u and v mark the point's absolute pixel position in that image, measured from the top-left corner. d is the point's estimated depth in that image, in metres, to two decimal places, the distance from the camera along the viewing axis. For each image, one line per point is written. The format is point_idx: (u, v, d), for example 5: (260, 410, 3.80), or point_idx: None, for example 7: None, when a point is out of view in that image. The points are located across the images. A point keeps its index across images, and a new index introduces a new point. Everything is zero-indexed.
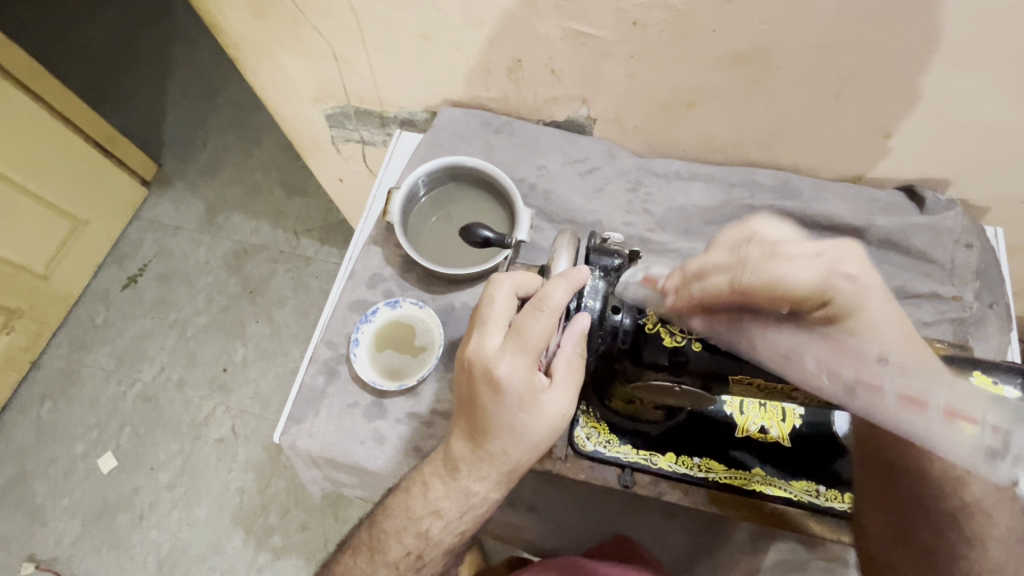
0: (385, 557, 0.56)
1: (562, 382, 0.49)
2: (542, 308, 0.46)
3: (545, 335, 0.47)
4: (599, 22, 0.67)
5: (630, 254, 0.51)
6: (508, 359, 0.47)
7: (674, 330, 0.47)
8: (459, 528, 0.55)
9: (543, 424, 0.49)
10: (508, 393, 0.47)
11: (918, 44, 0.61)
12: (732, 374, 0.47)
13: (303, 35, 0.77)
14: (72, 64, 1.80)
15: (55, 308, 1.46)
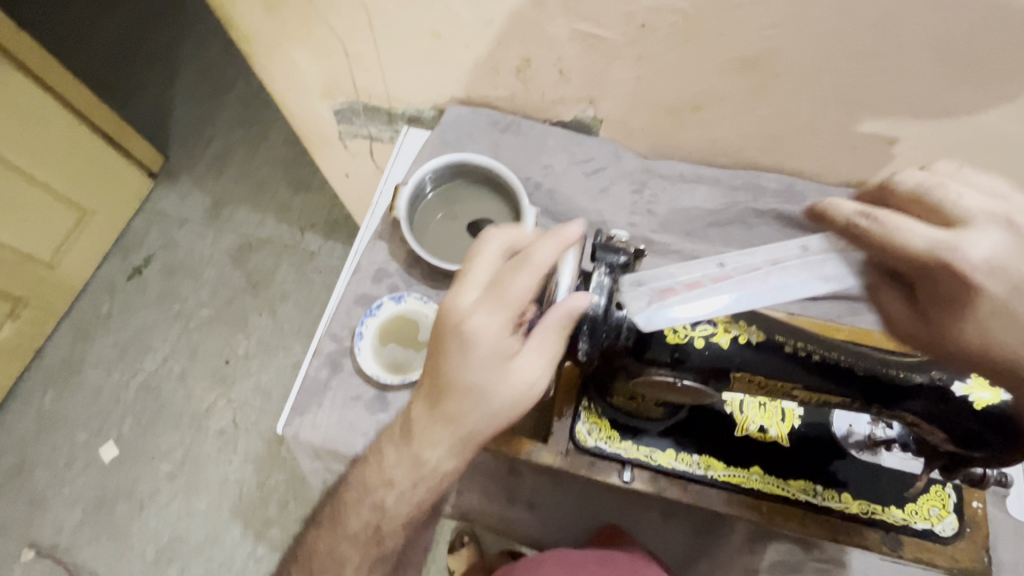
0: (345, 530, 0.59)
1: (533, 348, 0.48)
2: (525, 266, 0.46)
3: (524, 295, 0.47)
4: (608, 24, 0.67)
5: (635, 250, 0.50)
6: (482, 313, 0.47)
7: (677, 326, 0.48)
8: (413, 501, 0.55)
9: (506, 388, 0.48)
10: (476, 350, 0.47)
11: (925, 52, 0.62)
12: (731, 370, 0.49)
13: (313, 31, 0.78)
14: (82, 57, 1.81)
15: (60, 297, 1.47)
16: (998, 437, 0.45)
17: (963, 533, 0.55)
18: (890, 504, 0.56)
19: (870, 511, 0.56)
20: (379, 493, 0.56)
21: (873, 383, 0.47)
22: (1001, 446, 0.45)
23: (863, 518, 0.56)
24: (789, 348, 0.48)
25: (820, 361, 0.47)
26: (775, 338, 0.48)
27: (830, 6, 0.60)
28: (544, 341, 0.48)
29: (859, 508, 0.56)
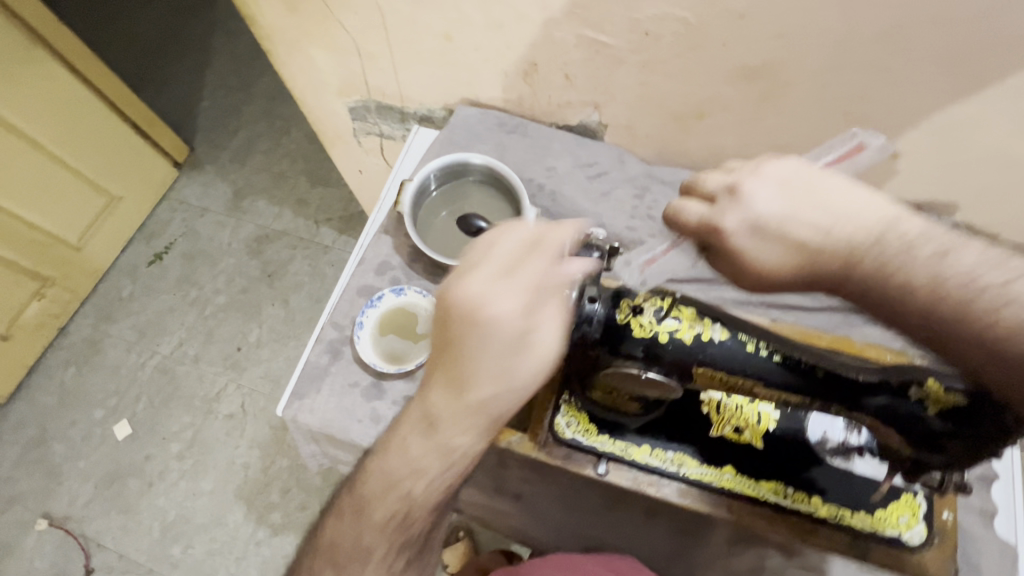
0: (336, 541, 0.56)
1: (552, 329, 0.48)
2: (547, 252, 0.47)
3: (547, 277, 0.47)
4: (613, 30, 0.69)
5: (610, 248, 0.51)
6: (508, 297, 0.45)
7: (644, 321, 0.50)
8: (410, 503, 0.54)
9: (530, 368, 0.48)
10: (504, 332, 0.45)
11: (925, 67, 0.63)
12: (698, 367, 0.50)
13: (331, 31, 0.81)
14: (118, 49, 1.89)
15: (85, 279, 1.53)
16: (953, 440, 0.44)
17: (934, 542, 0.56)
18: (860, 510, 0.56)
19: (838, 516, 0.56)
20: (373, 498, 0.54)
21: (834, 385, 0.47)
22: (958, 450, 0.44)
23: (831, 521, 0.56)
24: (752, 347, 0.49)
25: (782, 361, 0.48)
26: (738, 337, 0.49)
27: (829, 20, 0.61)
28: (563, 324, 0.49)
29: (828, 513, 0.57)
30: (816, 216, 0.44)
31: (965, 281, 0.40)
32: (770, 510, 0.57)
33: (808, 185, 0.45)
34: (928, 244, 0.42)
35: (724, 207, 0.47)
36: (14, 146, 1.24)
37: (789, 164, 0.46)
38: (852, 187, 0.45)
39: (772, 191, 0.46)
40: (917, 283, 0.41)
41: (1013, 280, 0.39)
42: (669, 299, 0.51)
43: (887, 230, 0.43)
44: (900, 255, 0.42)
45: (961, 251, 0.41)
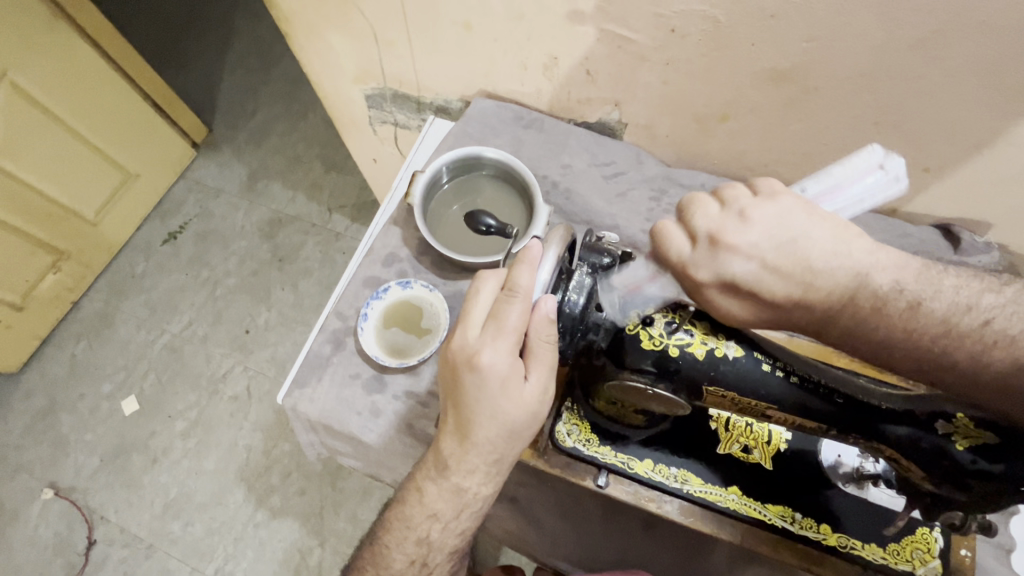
0: (389, 571, 0.56)
1: (540, 368, 0.48)
2: (519, 296, 0.45)
3: (524, 320, 0.46)
4: (638, 26, 0.67)
5: (621, 253, 0.49)
6: (491, 345, 0.46)
7: (653, 333, 0.48)
8: (460, 527, 0.55)
9: (523, 409, 0.48)
10: (492, 382, 0.46)
11: (965, 77, 0.60)
12: (707, 384, 0.48)
13: (350, 16, 0.79)
14: (141, 27, 1.89)
15: (100, 254, 1.54)
16: (978, 481, 0.41)
17: None
18: (872, 543, 0.54)
19: (848, 546, 0.54)
20: (423, 526, 0.55)
21: (852, 412, 0.45)
22: (982, 490, 0.41)
23: (840, 552, 0.54)
24: (768, 367, 0.46)
25: (798, 383, 0.46)
26: (754, 355, 0.47)
27: (866, 24, 0.58)
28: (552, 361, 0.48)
29: (837, 542, 0.54)
30: (796, 274, 0.44)
31: (943, 330, 0.42)
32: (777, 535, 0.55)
33: (791, 236, 0.44)
34: (903, 297, 0.43)
35: (700, 257, 0.46)
36: (34, 119, 1.25)
37: (778, 207, 0.44)
38: (838, 236, 0.44)
39: (753, 247, 0.44)
40: (897, 336, 0.43)
41: (991, 320, 0.42)
42: (682, 311, 0.49)
43: (864, 285, 0.43)
44: (877, 314, 0.43)
45: (934, 299, 0.43)
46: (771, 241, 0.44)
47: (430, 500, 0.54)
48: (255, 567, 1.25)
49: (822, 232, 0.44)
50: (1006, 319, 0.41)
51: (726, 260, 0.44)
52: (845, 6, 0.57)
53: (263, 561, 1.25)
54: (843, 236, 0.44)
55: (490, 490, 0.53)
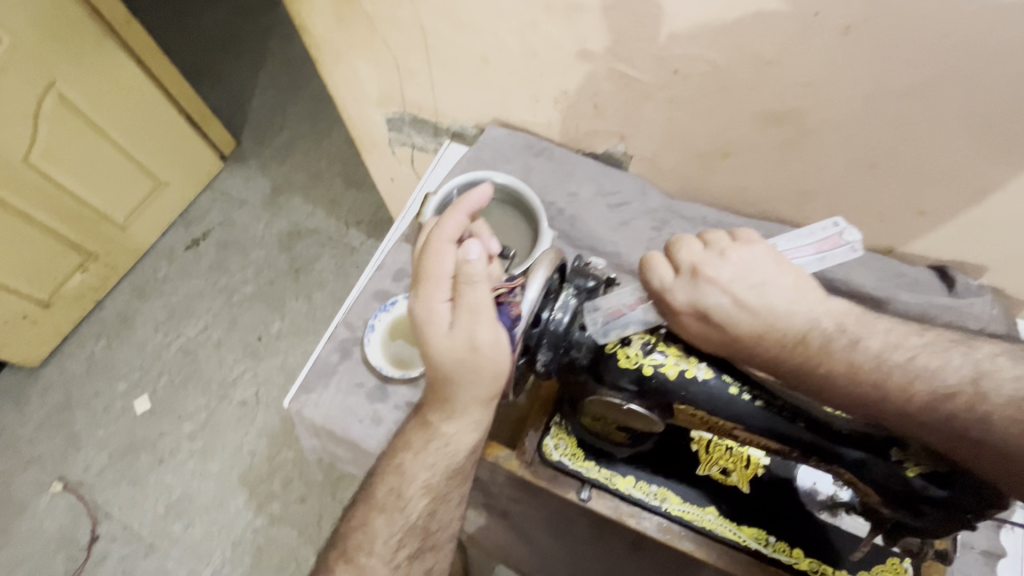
0: (374, 501, 0.57)
1: (462, 314, 0.46)
2: (435, 241, 0.47)
3: (441, 264, 0.46)
4: (643, 66, 0.71)
5: (606, 278, 0.53)
6: (416, 290, 0.48)
7: (630, 352, 0.50)
8: (430, 462, 0.55)
9: (450, 356, 0.47)
10: (421, 325, 0.48)
11: (954, 125, 0.63)
12: (678, 404, 0.50)
13: (375, 45, 0.85)
14: (181, 45, 2.01)
15: (126, 257, 1.61)
16: (931, 508, 0.44)
17: None
18: (842, 568, 0.55)
19: (819, 571, 0.55)
20: (400, 455, 0.57)
21: (815, 437, 0.47)
22: (935, 516, 0.44)
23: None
24: (736, 390, 0.49)
25: (765, 407, 0.48)
26: (723, 377, 0.49)
27: (858, 73, 0.61)
28: (477, 306, 0.45)
29: (809, 566, 0.56)
30: (759, 311, 0.48)
31: (877, 365, 0.45)
32: (751, 557, 0.56)
33: (759, 278, 0.50)
34: (843, 335, 0.47)
35: (682, 286, 0.50)
36: (75, 125, 1.33)
37: (754, 252, 0.51)
38: (794, 285, 0.50)
39: (729, 284, 0.49)
40: (838, 372, 0.46)
41: (915, 356, 0.45)
42: (657, 333, 0.52)
43: (812, 327, 0.48)
44: (823, 350, 0.47)
45: (869, 338, 0.47)
46: (745, 278, 0.50)
47: (406, 433, 0.57)
48: (251, 571, 1.26)
49: (784, 279, 0.50)
50: (927, 355, 0.45)
51: (705, 288, 0.49)
52: (837, 55, 0.60)
53: (259, 566, 1.27)
54: (799, 286, 0.50)
55: (456, 428, 0.53)
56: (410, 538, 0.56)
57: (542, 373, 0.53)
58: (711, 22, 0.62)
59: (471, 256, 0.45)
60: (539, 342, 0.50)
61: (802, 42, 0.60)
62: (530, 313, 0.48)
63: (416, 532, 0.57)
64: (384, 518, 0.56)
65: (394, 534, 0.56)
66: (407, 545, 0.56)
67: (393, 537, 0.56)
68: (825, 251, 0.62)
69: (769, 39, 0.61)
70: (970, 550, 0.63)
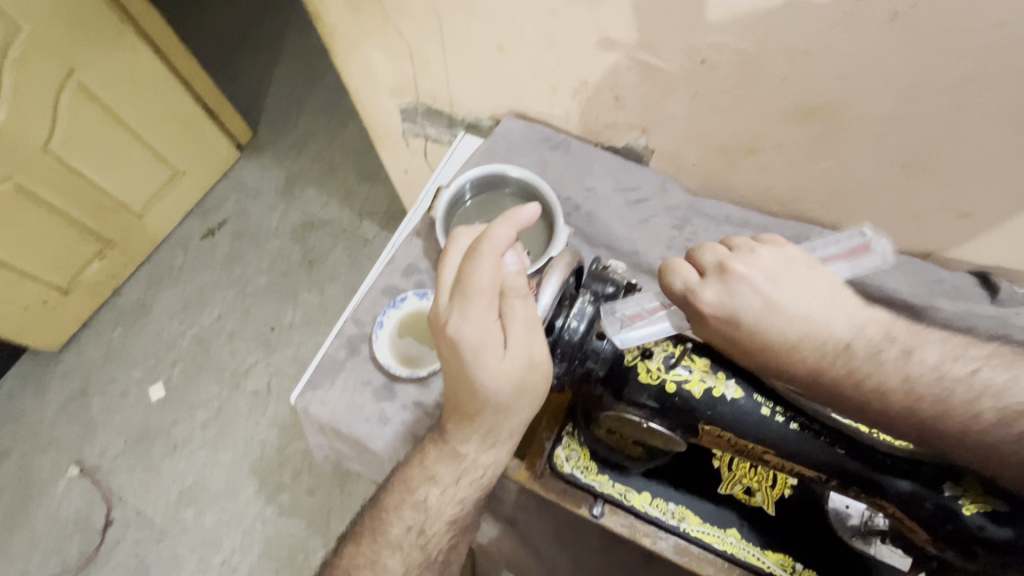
0: (386, 538, 0.55)
1: (518, 330, 0.43)
2: (486, 252, 0.43)
3: (492, 277, 0.43)
4: (668, 55, 0.67)
5: (626, 283, 0.49)
6: (459, 311, 0.43)
7: (652, 365, 0.47)
8: (460, 496, 0.53)
9: (505, 379, 0.44)
10: (466, 349, 0.43)
11: (1006, 123, 0.58)
12: (702, 423, 0.47)
13: (388, 33, 0.83)
14: (200, 35, 2.01)
15: (143, 245, 1.62)
16: (984, 548, 0.41)
17: None
18: None
19: None
20: (421, 489, 0.54)
21: (854, 465, 0.44)
22: (987, 559, 0.41)
23: None
24: (767, 410, 0.46)
25: (799, 429, 0.45)
26: (754, 397, 0.46)
27: (902, 64, 0.57)
28: (530, 320, 0.44)
29: None
30: (796, 314, 0.44)
31: (937, 379, 0.42)
32: None
33: (793, 281, 0.45)
34: (893, 345, 0.43)
35: (710, 284, 0.45)
36: (94, 115, 1.33)
37: (786, 254, 0.46)
38: (831, 288, 0.46)
39: (761, 285, 0.45)
40: (892, 385, 0.42)
41: (979, 369, 0.42)
42: (681, 346, 0.48)
43: (856, 335, 0.44)
44: (870, 362, 0.43)
45: (923, 348, 0.43)
46: (778, 281, 0.45)
47: (431, 463, 0.54)
48: (260, 562, 1.26)
49: (818, 285, 0.45)
50: (993, 368, 0.41)
51: (733, 286, 0.44)
52: (880, 45, 0.56)
53: (269, 556, 1.27)
54: (835, 292, 0.45)
55: (493, 459, 0.52)
56: None
57: (555, 385, 0.50)
58: (746, 9, 0.58)
59: (511, 269, 0.45)
60: (552, 353, 0.46)
61: (842, 31, 0.56)
62: (544, 319, 0.45)
63: (434, 566, 0.57)
64: (400, 557, 0.54)
65: (411, 572, 0.54)
66: None
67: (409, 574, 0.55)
68: (855, 258, 0.53)
69: (807, 27, 0.57)
70: None
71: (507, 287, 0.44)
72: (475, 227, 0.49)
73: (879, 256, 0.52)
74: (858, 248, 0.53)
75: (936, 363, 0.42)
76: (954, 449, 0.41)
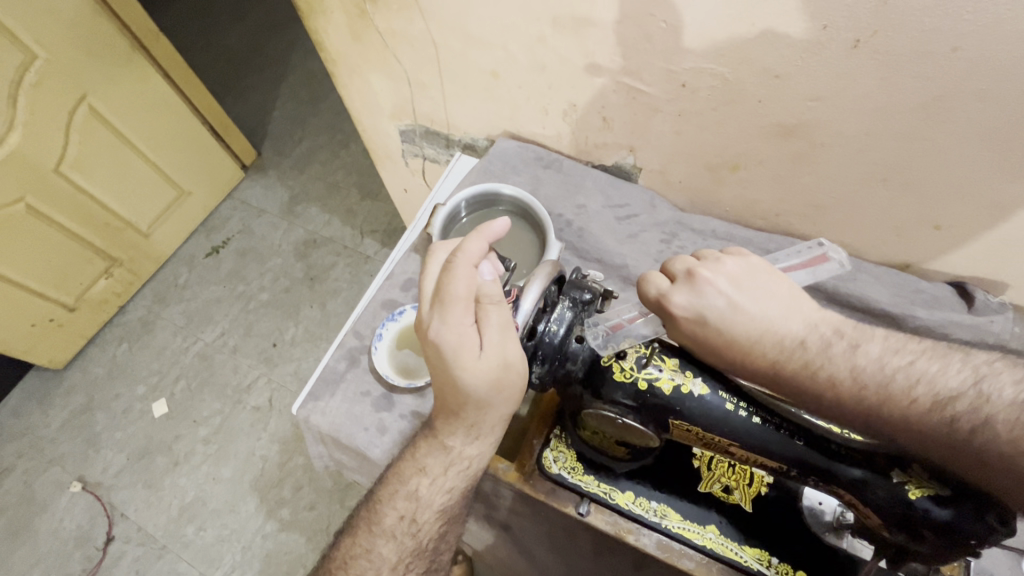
0: (381, 527, 0.57)
1: (492, 332, 0.46)
2: (460, 263, 0.46)
3: (468, 285, 0.46)
4: (651, 79, 0.71)
5: (603, 290, 0.51)
6: (439, 317, 0.47)
7: (625, 365, 0.50)
8: (448, 486, 0.55)
9: (483, 377, 0.46)
10: (447, 351, 0.46)
11: (970, 140, 0.61)
12: (671, 419, 0.50)
13: (388, 60, 0.87)
14: (207, 61, 2.08)
15: (148, 263, 1.66)
16: (933, 532, 0.43)
17: None
18: None
19: None
20: (413, 480, 0.56)
21: (813, 456, 0.46)
22: (937, 540, 0.43)
23: None
24: (732, 406, 0.48)
25: (762, 423, 0.48)
26: (719, 393, 0.49)
27: (869, 86, 0.61)
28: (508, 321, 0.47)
29: None
30: (756, 315, 0.48)
31: (878, 368, 0.45)
32: None
33: (756, 286, 0.50)
34: (841, 340, 0.47)
35: (679, 289, 0.50)
36: (105, 136, 1.38)
37: (749, 263, 0.51)
38: (791, 294, 0.50)
39: (725, 289, 0.49)
40: (841, 376, 0.45)
41: (915, 360, 0.44)
42: (652, 347, 0.51)
43: (810, 331, 0.48)
44: (821, 354, 0.46)
45: (868, 342, 0.46)
46: (742, 286, 0.49)
47: (421, 455, 0.56)
48: None
49: (779, 290, 0.50)
50: (927, 359, 0.44)
51: (701, 290, 0.49)
52: (847, 70, 0.60)
53: (269, 572, 1.27)
54: (795, 296, 0.50)
55: (478, 450, 0.54)
56: (418, 559, 0.58)
57: (536, 386, 0.52)
58: (720, 37, 0.62)
59: (487, 277, 0.47)
60: (533, 355, 0.49)
61: (811, 56, 0.60)
62: (525, 324, 0.48)
63: (425, 554, 0.58)
64: (393, 545, 0.57)
65: (404, 559, 0.57)
66: (415, 566, 0.58)
67: (402, 562, 0.57)
68: (813, 267, 0.57)
69: (778, 53, 0.61)
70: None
71: (482, 295, 0.47)
72: (453, 241, 0.53)
73: (836, 264, 0.55)
74: (817, 257, 0.57)
75: (878, 356, 0.45)
76: (897, 433, 0.43)
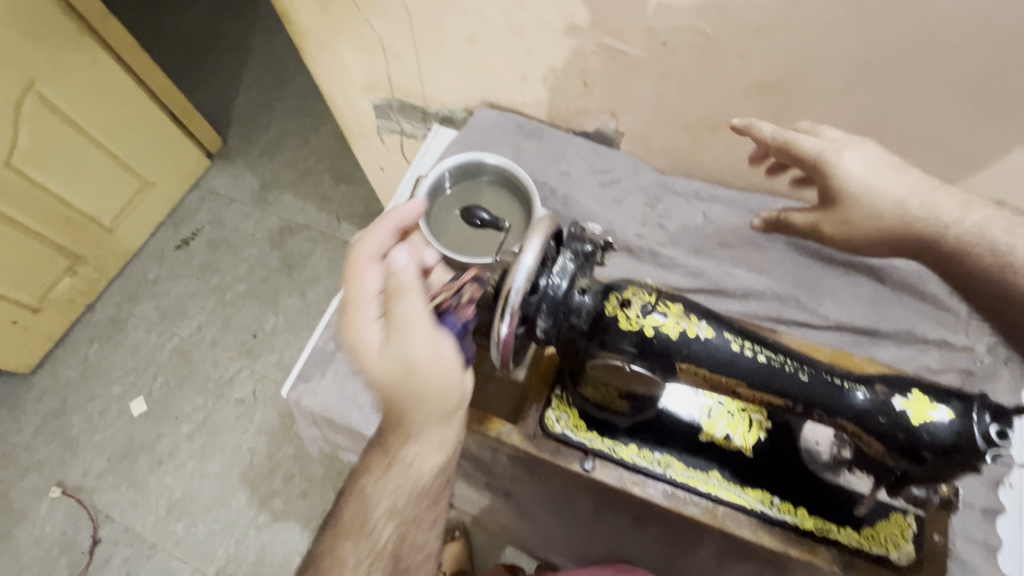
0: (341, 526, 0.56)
1: (393, 328, 0.50)
2: (363, 263, 0.51)
3: (371, 283, 0.51)
4: (631, 39, 0.70)
5: (602, 240, 0.53)
6: (349, 317, 0.52)
7: (631, 313, 0.50)
8: (393, 484, 0.54)
9: (387, 373, 0.50)
10: (359, 349, 0.51)
11: (944, 91, 0.63)
12: (679, 362, 0.50)
13: (359, 30, 0.84)
14: (162, 44, 1.98)
15: (115, 259, 1.59)
16: (934, 454, 0.45)
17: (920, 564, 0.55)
18: (846, 526, 0.56)
19: (824, 529, 0.56)
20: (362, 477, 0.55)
21: (817, 390, 0.48)
22: (937, 463, 0.45)
23: (816, 535, 0.56)
24: (737, 346, 0.49)
25: (766, 361, 0.49)
26: (724, 335, 0.50)
27: (848, 39, 0.61)
28: (420, 315, 0.50)
29: (814, 525, 0.56)
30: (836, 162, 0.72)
31: None
32: (755, 519, 0.57)
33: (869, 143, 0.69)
34: None
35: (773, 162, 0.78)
36: (56, 126, 1.30)
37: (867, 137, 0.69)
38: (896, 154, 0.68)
39: None
40: None
41: None
42: (656, 294, 0.51)
43: None
44: None
45: None
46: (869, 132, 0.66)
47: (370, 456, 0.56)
48: (256, 568, 1.26)
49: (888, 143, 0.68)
50: None
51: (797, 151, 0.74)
52: (826, 21, 0.60)
53: (265, 562, 1.27)
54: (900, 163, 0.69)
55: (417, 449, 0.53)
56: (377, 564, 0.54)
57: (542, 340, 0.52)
58: None
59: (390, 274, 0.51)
60: (538, 309, 0.49)
61: (791, 8, 0.60)
62: (527, 281, 0.46)
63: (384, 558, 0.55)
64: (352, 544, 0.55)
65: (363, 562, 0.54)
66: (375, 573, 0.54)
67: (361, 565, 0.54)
68: None
69: (759, 7, 0.61)
70: (969, 509, 0.69)
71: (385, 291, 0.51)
72: None
73: None
74: None
75: None
76: None
